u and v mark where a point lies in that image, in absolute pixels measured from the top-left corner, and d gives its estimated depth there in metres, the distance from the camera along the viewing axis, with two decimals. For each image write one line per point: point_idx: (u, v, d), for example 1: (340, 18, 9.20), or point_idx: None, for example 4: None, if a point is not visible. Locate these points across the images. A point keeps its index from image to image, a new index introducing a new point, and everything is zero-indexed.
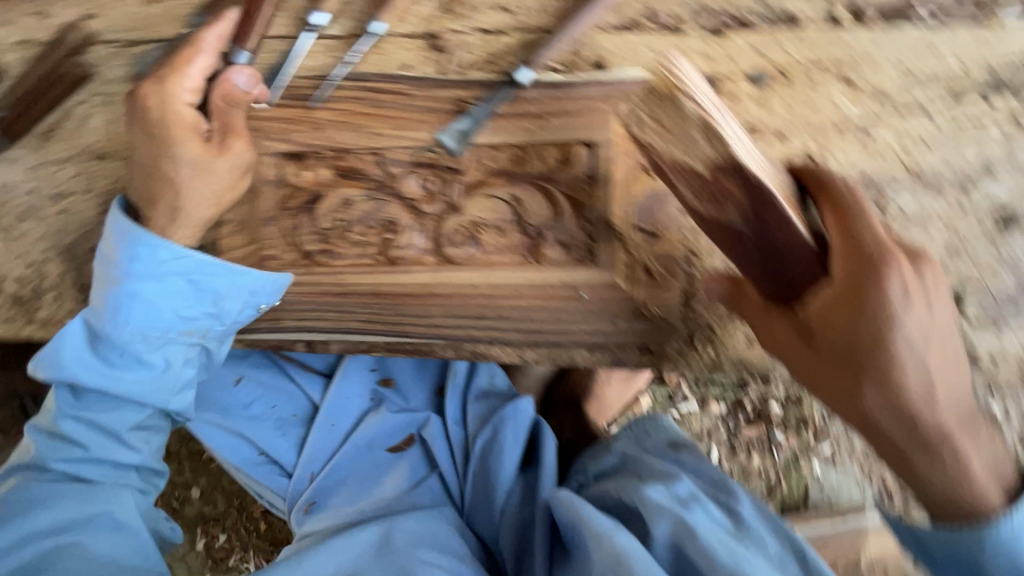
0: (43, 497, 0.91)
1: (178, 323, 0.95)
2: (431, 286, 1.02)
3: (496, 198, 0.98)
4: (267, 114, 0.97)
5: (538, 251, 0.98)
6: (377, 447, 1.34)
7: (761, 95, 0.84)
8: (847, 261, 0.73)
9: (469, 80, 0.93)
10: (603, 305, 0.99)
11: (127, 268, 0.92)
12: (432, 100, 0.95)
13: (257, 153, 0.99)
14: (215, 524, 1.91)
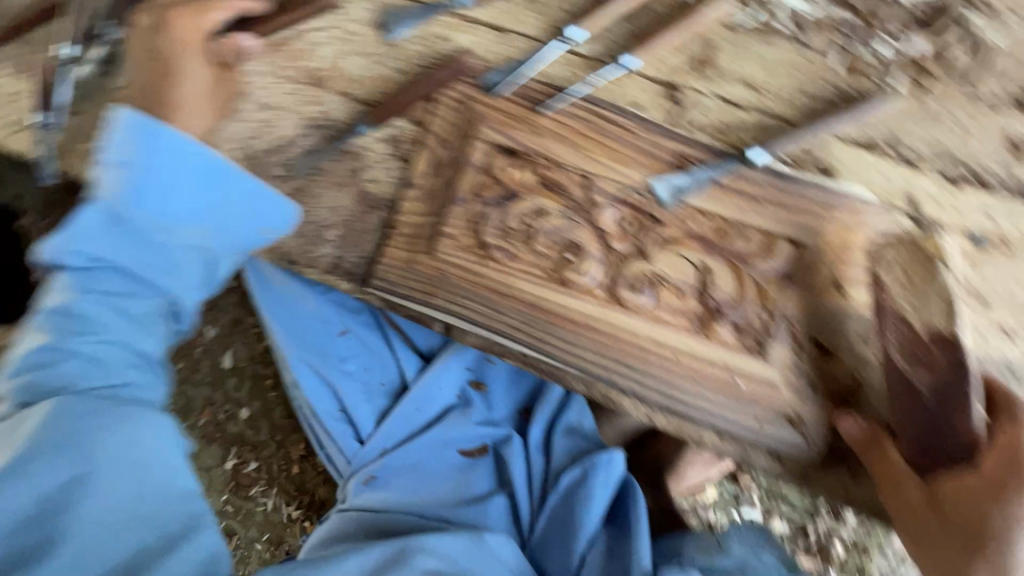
0: (60, 435, 0.73)
1: (198, 207, 0.83)
2: (596, 318, 0.93)
3: (684, 259, 0.91)
4: (493, 103, 0.92)
5: (710, 325, 0.91)
6: (451, 447, 1.18)
7: (978, 257, 0.88)
8: (1005, 459, 0.79)
9: (697, 141, 0.90)
10: (757, 402, 0.91)
11: (138, 158, 0.79)
12: (657, 145, 0.91)
13: (472, 135, 0.93)
14: (250, 447, 1.52)
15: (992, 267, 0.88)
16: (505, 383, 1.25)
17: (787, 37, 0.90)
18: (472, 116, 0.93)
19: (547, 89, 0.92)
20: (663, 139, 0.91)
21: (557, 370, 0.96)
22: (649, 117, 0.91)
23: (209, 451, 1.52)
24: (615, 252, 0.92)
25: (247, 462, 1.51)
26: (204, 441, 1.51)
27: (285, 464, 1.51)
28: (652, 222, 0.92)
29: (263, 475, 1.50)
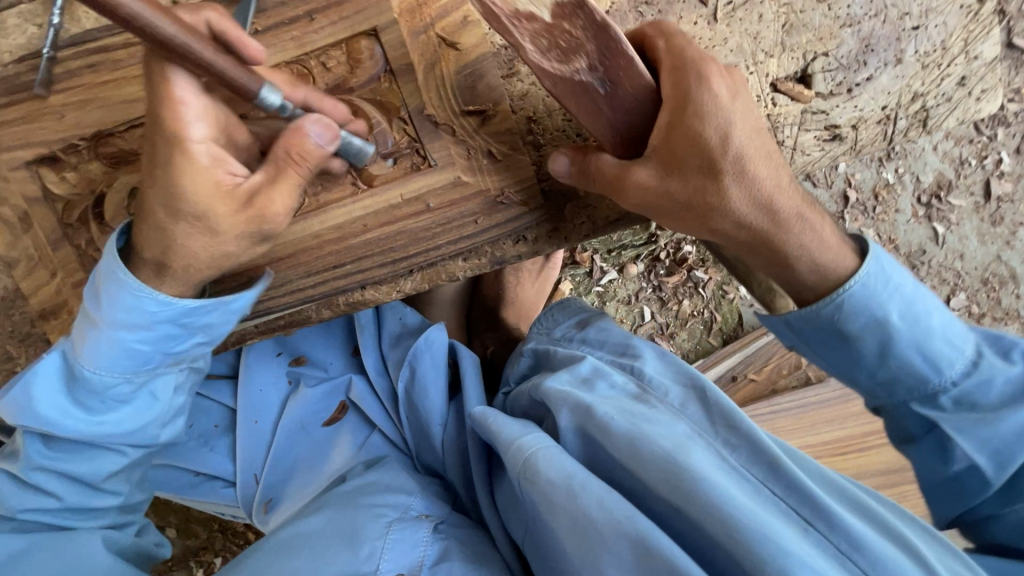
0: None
1: None
2: (265, 252, 0.68)
3: (435, 163, 0.66)
4: (118, 90, 0.64)
5: (411, 146, 0.66)
6: (307, 427, 0.94)
7: (754, 33, 0.67)
8: (668, 135, 0.61)
9: (396, 35, 0.63)
10: (477, 201, 0.68)
11: None
12: (343, 41, 0.63)
13: (123, 156, 0.65)
14: (211, 551, 1.23)
15: (820, 66, 0.68)
16: (321, 336, 0.99)
17: None
18: (127, 107, 0.64)
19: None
20: (387, 49, 0.63)
21: (361, 297, 0.72)
22: (321, 19, 0.62)
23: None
24: (383, 214, 0.67)
25: (213, 562, 1.24)
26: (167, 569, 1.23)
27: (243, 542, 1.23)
28: (425, 167, 0.66)
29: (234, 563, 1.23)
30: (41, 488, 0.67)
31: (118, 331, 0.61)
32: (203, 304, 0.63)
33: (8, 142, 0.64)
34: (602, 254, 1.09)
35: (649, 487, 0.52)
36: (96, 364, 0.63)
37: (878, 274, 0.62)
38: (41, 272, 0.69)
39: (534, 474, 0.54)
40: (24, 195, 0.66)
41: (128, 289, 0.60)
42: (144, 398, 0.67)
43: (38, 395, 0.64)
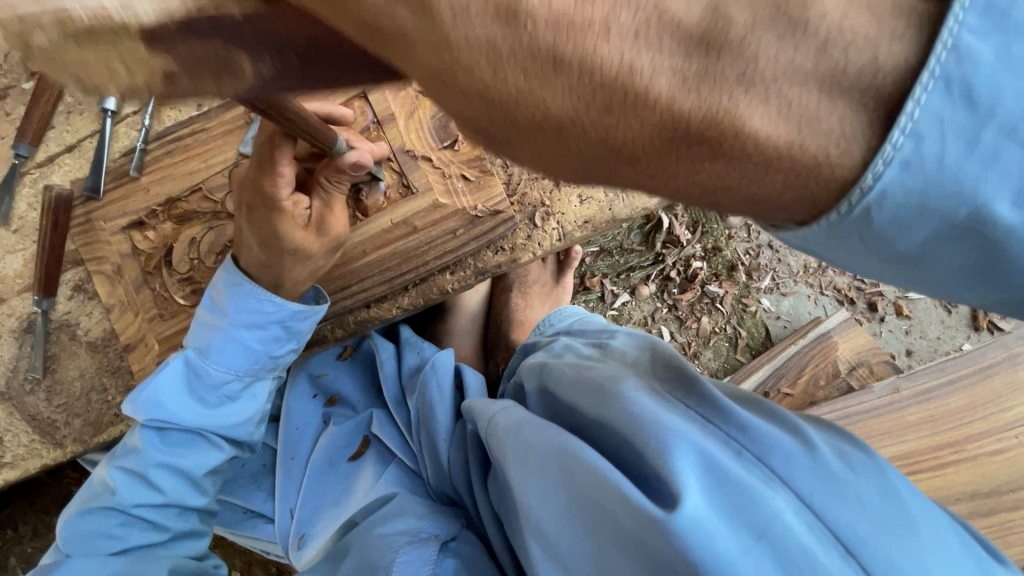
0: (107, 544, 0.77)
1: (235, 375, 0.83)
2: None
3: (416, 191, 0.78)
4: (186, 167, 0.84)
5: (398, 180, 0.78)
6: (338, 463, 1.01)
7: None
8: None
9: (380, 95, 0.79)
10: (452, 218, 0.78)
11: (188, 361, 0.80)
12: (340, 105, 0.79)
13: (187, 215, 0.85)
14: None
15: None
16: (350, 374, 1.09)
17: None
18: (189, 177, 0.84)
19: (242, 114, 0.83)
20: (373, 105, 0.79)
21: (366, 315, 0.83)
22: (325, 90, 0.80)
23: None
24: (377, 238, 0.79)
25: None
26: None
27: None
28: (407, 194, 0.78)
29: None
30: (157, 484, 0.80)
31: (237, 331, 0.78)
32: (301, 312, 0.78)
33: (112, 214, 0.86)
34: (612, 277, 1.13)
35: (581, 415, 0.54)
36: (215, 360, 0.79)
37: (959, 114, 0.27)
38: (128, 313, 0.88)
39: (493, 429, 0.58)
40: (120, 252, 0.86)
41: (251, 296, 0.76)
42: (247, 398, 0.84)
43: (162, 388, 0.78)
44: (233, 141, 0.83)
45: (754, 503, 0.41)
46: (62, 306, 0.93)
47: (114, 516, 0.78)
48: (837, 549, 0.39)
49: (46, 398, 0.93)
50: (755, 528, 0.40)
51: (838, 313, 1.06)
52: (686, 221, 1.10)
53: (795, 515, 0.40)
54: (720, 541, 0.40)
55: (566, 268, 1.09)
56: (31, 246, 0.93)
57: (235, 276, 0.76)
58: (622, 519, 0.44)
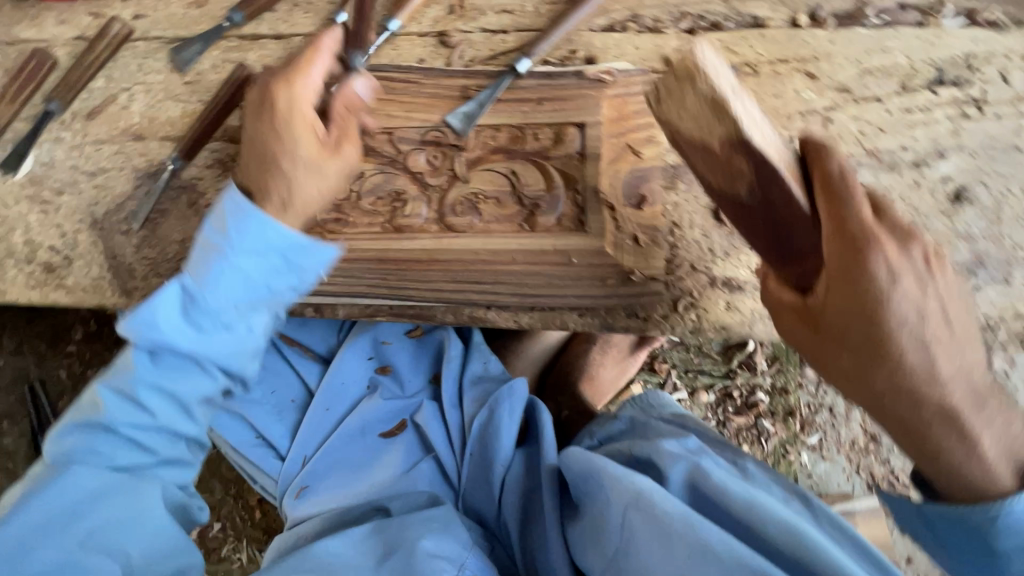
0: (95, 455, 0.77)
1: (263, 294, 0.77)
2: (433, 254, 0.84)
3: (586, 233, 0.81)
4: (384, 107, 0.86)
5: (576, 215, 0.81)
6: (367, 432, 1.03)
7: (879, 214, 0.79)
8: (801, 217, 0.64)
9: (595, 133, 0.81)
10: (605, 271, 0.81)
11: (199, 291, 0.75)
12: (553, 124, 0.82)
13: (363, 150, 0.86)
14: (213, 510, 1.29)
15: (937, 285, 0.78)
16: (411, 352, 1.09)
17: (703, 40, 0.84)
18: (383, 118, 0.86)
19: (457, 86, 0.85)
20: (585, 139, 0.81)
21: (481, 314, 0.84)
22: (547, 105, 0.82)
23: None
24: (532, 255, 0.82)
25: (210, 525, 1.29)
26: None
27: (248, 513, 1.28)
28: (578, 231, 0.81)
29: (229, 534, 1.29)
30: (143, 405, 0.78)
31: (233, 256, 0.75)
32: (306, 245, 0.76)
33: None
34: (680, 370, 1.16)
35: (759, 543, 0.52)
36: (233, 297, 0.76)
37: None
38: None
39: (648, 509, 0.54)
40: None
41: (252, 220, 0.74)
42: (244, 327, 0.79)
43: (153, 313, 0.76)
44: (439, 106, 0.85)
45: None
46: (194, 170, 0.93)
47: (105, 433, 0.77)
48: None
49: (139, 247, 0.92)
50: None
51: (867, 497, 1.10)
52: (768, 353, 1.15)
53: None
54: None
55: (645, 344, 1.11)
56: (194, 104, 0.93)
57: (239, 202, 0.75)
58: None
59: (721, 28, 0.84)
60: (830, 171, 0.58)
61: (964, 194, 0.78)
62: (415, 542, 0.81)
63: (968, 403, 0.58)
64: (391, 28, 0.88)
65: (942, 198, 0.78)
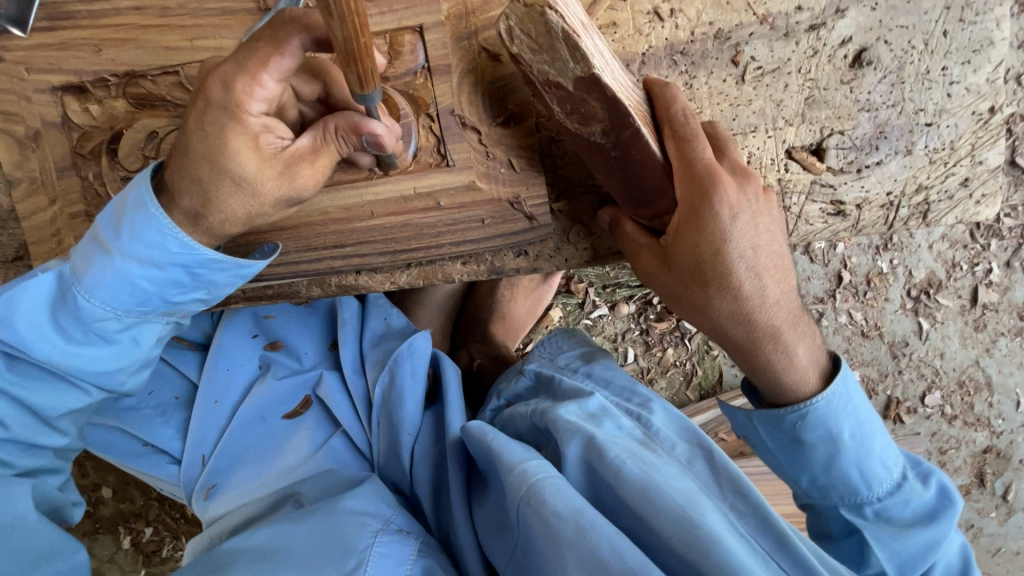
0: None
1: (154, 306, 0.67)
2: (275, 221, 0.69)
3: (450, 166, 0.67)
4: (160, 37, 0.65)
5: (435, 146, 0.67)
6: (268, 417, 0.94)
7: (773, 93, 0.69)
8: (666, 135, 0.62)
9: (439, 38, 0.65)
10: (481, 208, 0.69)
11: (127, 251, 0.62)
12: (385, 31, 0.64)
13: (149, 100, 0.66)
14: (139, 517, 1.19)
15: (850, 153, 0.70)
16: (301, 323, 1.01)
17: None
18: (163, 53, 0.65)
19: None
20: (428, 47, 0.65)
21: (353, 281, 0.73)
22: (371, 7, 0.64)
23: (107, 540, 1.20)
24: (392, 203, 0.68)
25: (141, 531, 1.20)
26: (95, 528, 1.20)
27: (178, 512, 1.19)
28: (441, 165, 0.67)
29: (164, 536, 1.20)
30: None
31: (139, 275, 0.63)
32: (222, 259, 0.65)
33: (40, 64, 0.65)
34: (597, 287, 1.10)
35: (656, 541, 0.45)
36: (95, 294, 0.64)
37: (843, 397, 0.65)
38: (40, 197, 0.69)
39: (538, 506, 0.46)
40: (43, 118, 0.66)
41: (156, 228, 0.62)
42: (127, 341, 0.68)
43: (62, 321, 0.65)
44: (233, 27, 0.65)
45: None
46: None
47: None
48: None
49: None
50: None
51: None
52: None
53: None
54: None
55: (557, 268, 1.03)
56: None
57: (146, 199, 0.61)
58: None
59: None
60: (685, 127, 0.61)
61: (864, 57, 0.68)
62: (338, 501, 0.73)
63: (784, 329, 0.62)
64: None
65: (838, 66, 0.69)
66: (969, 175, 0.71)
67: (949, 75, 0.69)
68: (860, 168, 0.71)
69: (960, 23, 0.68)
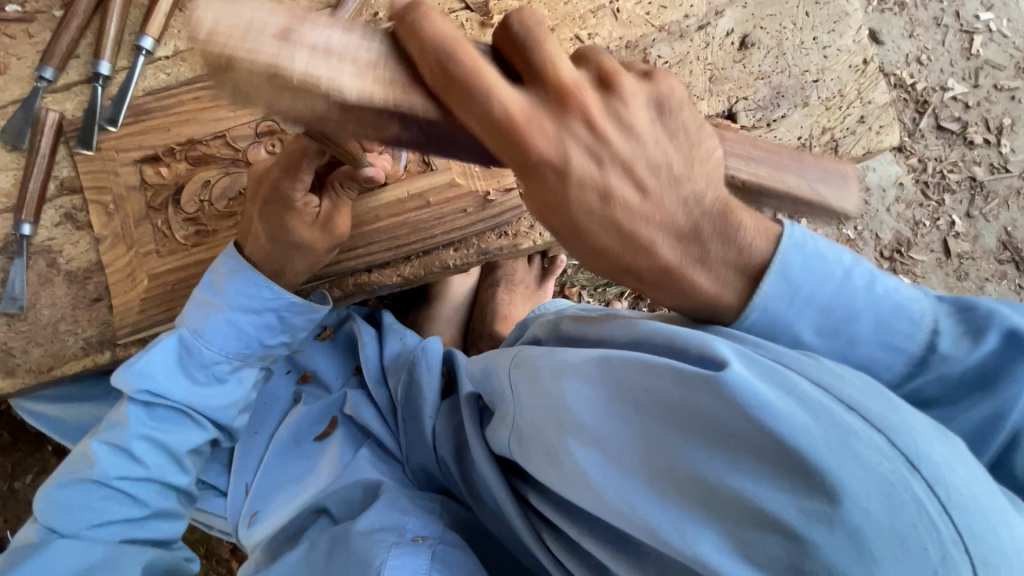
0: (96, 512, 0.77)
1: (253, 347, 0.84)
2: None
3: (434, 170, 0.85)
4: (212, 114, 0.87)
5: (421, 156, 0.85)
6: (302, 438, 1.01)
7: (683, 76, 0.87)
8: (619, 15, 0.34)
9: None
10: (463, 200, 0.84)
11: (234, 302, 0.79)
12: None
13: (204, 159, 0.87)
14: None
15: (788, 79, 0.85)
16: (327, 352, 1.09)
17: None
18: (214, 124, 0.87)
19: None
20: None
21: (367, 279, 0.87)
22: None
23: None
24: (392, 206, 0.84)
25: None
26: None
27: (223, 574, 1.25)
28: (427, 170, 0.85)
29: None
30: (138, 458, 0.79)
31: (235, 314, 0.80)
32: (299, 301, 0.82)
33: (125, 146, 0.88)
34: (589, 290, 1.22)
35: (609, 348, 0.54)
36: (210, 341, 0.81)
37: (782, 292, 0.48)
38: (121, 247, 0.88)
39: (520, 359, 0.58)
40: (127, 184, 0.87)
41: (253, 281, 0.79)
42: (233, 381, 0.85)
43: (168, 375, 0.81)
44: (265, 98, 0.87)
45: (776, 375, 0.42)
46: (45, 232, 0.91)
47: (97, 491, 0.77)
48: (848, 406, 0.39)
49: (6, 324, 0.89)
50: (782, 387, 0.41)
51: None
52: None
53: (809, 383, 0.41)
54: (763, 395, 0.40)
55: (549, 274, 1.16)
56: (20, 166, 0.91)
57: (240, 261, 0.79)
58: (663, 387, 0.45)
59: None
60: None
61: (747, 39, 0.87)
62: (351, 526, 0.77)
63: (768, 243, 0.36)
64: (146, 44, 0.88)
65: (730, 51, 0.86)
66: (862, 113, 0.86)
67: (818, 44, 0.87)
68: (769, 121, 0.86)
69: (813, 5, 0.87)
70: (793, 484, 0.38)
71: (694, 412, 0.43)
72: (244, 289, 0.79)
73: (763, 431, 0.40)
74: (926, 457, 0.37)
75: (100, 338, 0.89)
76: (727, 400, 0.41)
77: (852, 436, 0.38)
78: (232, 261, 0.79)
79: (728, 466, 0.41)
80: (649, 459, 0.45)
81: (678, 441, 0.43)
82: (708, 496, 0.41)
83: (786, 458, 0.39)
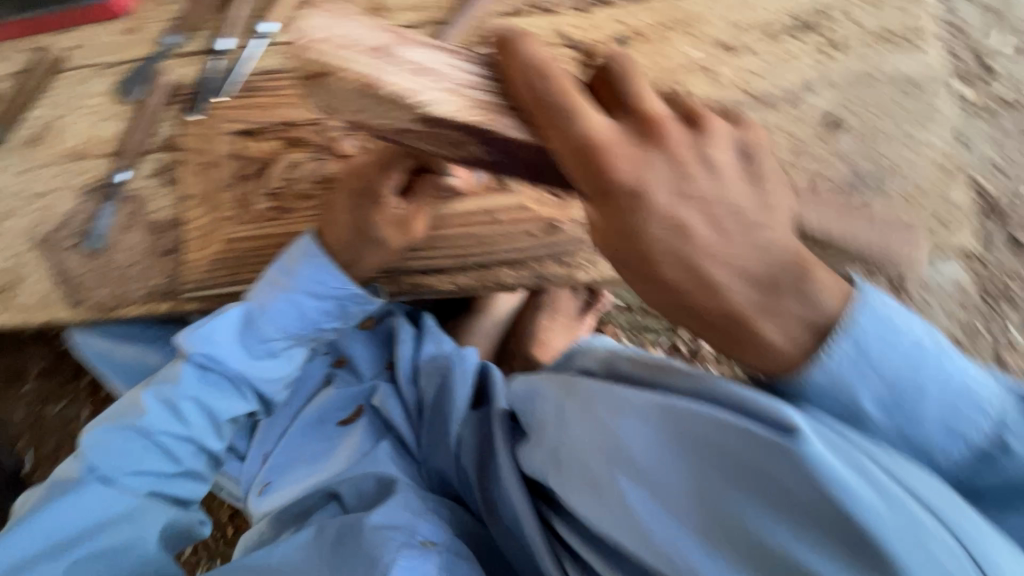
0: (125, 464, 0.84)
1: (309, 330, 0.90)
2: None
3: (509, 190, 0.88)
4: (313, 100, 0.93)
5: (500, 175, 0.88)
6: (326, 421, 1.03)
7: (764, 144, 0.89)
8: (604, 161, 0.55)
9: None
10: (531, 224, 0.87)
11: (303, 285, 0.85)
12: None
13: (296, 140, 0.92)
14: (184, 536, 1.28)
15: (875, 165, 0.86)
16: (365, 341, 1.10)
17: (596, 14, 0.94)
18: (313, 109, 0.92)
19: None
20: None
21: (422, 280, 0.89)
22: None
23: None
24: (462, 216, 0.88)
25: None
26: None
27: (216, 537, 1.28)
28: (501, 188, 0.88)
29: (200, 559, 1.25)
30: (184, 417, 0.86)
31: (300, 296, 0.86)
32: (359, 295, 0.88)
33: (229, 116, 0.94)
34: (627, 331, 1.24)
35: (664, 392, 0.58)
36: (271, 318, 0.87)
37: (852, 356, 0.54)
38: (204, 207, 0.93)
39: (577, 393, 0.61)
40: (223, 151, 0.93)
41: (324, 269, 0.85)
42: (284, 357, 0.91)
43: (222, 345, 0.86)
44: None
45: (841, 447, 0.48)
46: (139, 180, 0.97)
47: (136, 441, 0.84)
48: (894, 479, 0.47)
49: (85, 258, 0.95)
50: (842, 458, 0.47)
51: None
52: None
53: (863, 456, 0.48)
54: (827, 468, 0.47)
55: (590, 308, 1.18)
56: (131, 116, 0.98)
57: (314, 249, 0.85)
58: (733, 445, 0.51)
59: (608, 4, 0.95)
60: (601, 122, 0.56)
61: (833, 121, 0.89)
62: (364, 518, 0.78)
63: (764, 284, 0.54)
64: (268, 29, 0.95)
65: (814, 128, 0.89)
66: (936, 210, 0.87)
67: (904, 136, 0.89)
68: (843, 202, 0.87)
69: (904, 100, 0.89)
70: (836, 542, 0.47)
71: (758, 471, 0.50)
72: (314, 276, 0.85)
73: (821, 498, 0.47)
74: (965, 532, 0.45)
75: (166, 287, 0.94)
76: (795, 468, 0.48)
77: (915, 520, 0.45)
78: (308, 249, 0.85)
79: (782, 521, 0.49)
80: (707, 504, 0.52)
81: (738, 493, 0.51)
82: (759, 543, 0.49)
83: (838, 520, 0.47)
